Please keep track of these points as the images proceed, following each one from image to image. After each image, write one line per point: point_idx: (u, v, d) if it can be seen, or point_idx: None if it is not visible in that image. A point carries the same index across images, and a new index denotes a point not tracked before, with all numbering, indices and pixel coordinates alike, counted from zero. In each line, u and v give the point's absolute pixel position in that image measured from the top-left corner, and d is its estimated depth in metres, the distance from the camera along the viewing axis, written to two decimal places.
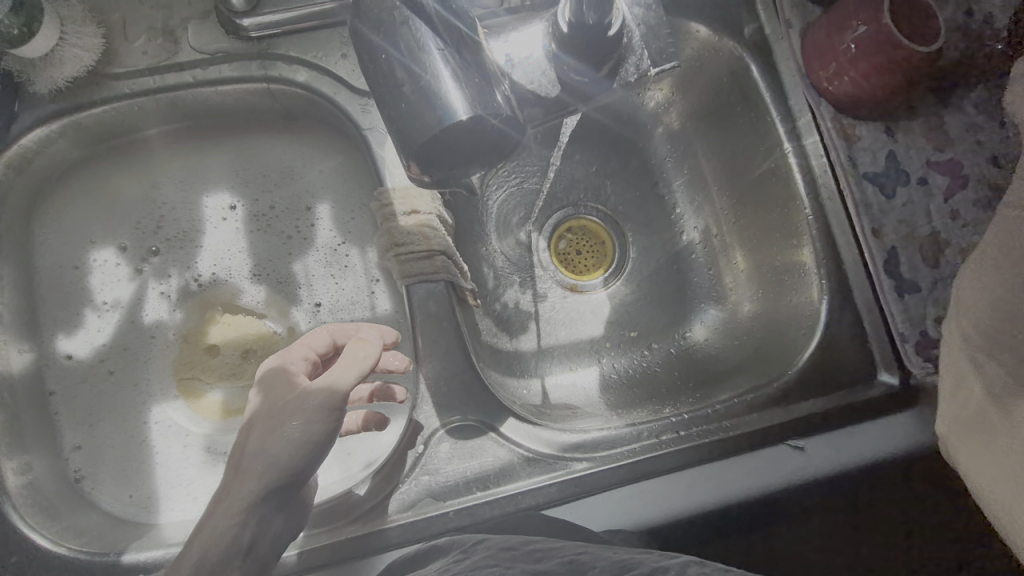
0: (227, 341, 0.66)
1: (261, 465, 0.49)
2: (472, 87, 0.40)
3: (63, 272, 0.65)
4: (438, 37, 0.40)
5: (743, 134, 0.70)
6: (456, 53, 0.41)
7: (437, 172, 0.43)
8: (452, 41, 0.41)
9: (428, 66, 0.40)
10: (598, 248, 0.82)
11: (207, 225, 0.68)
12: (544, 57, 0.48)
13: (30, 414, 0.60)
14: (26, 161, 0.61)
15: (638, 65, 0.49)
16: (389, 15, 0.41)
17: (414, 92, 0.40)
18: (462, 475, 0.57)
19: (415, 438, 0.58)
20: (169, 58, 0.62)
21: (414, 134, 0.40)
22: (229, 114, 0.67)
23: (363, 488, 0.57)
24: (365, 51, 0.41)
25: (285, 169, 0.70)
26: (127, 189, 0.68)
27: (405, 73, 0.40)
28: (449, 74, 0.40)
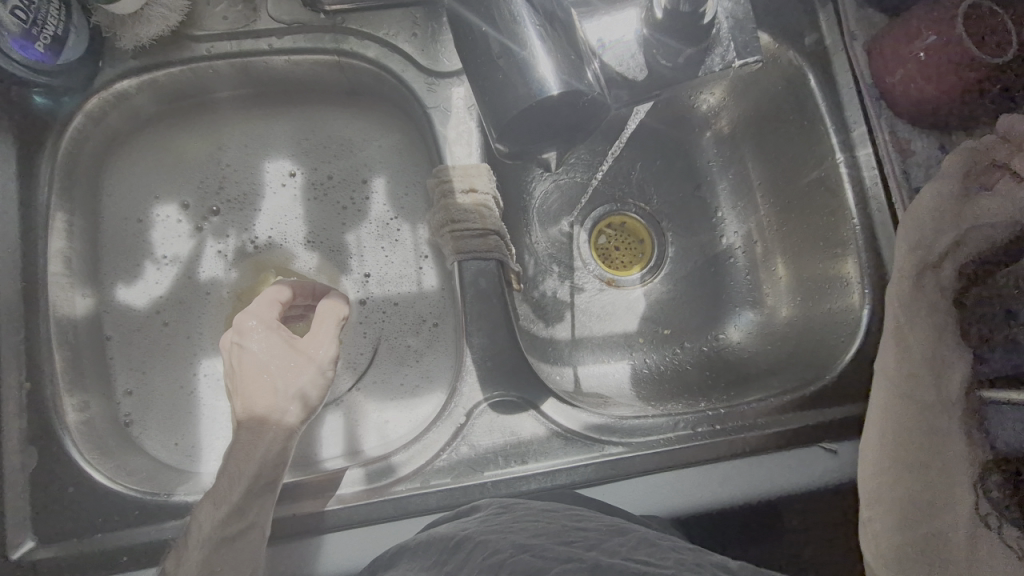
0: None
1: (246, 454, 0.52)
2: (566, 62, 0.42)
3: (128, 224, 0.68)
4: (534, 13, 0.42)
5: (794, 143, 0.72)
6: (550, 29, 0.42)
7: (514, 143, 0.44)
8: (548, 20, 0.43)
9: (523, 42, 0.42)
10: (637, 246, 0.85)
11: (267, 190, 0.71)
12: (634, 42, 0.50)
13: (89, 353, 0.63)
14: (104, 113, 0.64)
15: (723, 57, 0.50)
16: None
17: (504, 55, 0.42)
18: (500, 448, 0.59)
19: (458, 409, 0.60)
20: (248, 25, 0.64)
21: (503, 108, 0.42)
22: (296, 83, 0.69)
23: (398, 458, 0.59)
24: (464, 33, 0.43)
25: (344, 141, 0.72)
26: (193, 149, 0.70)
27: (500, 46, 0.42)
28: (543, 49, 0.41)
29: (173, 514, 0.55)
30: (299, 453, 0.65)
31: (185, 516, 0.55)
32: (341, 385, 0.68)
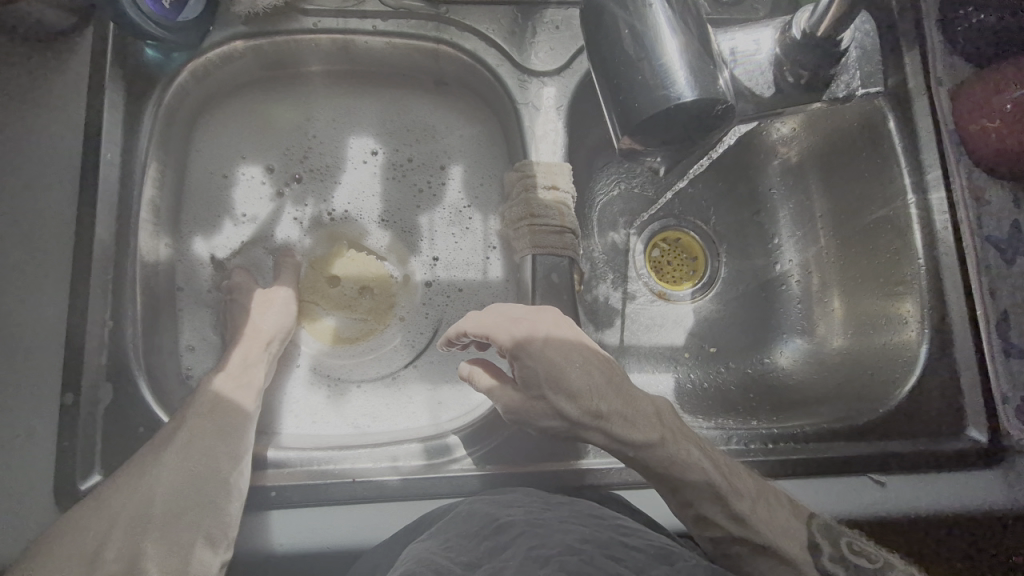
0: (348, 275, 0.71)
1: (218, 411, 0.58)
2: (701, 71, 0.43)
3: (213, 181, 0.70)
4: (677, 21, 0.43)
5: (862, 180, 0.74)
6: (691, 38, 0.43)
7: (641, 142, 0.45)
8: (688, 28, 0.43)
9: (664, 48, 0.43)
10: (690, 262, 0.87)
11: (349, 165, 0.72)
12: (766, 60, 0.55)
13: (164, 301, 0.65)
14: (208, 72, 0.66)
15: (848, 84, 0.55)
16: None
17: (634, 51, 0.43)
18: (559, 441, 0.60)
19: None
20: (356, 4, 0.66)
21: (637, 107, 0.43)
22: (390, 66, 0.71)
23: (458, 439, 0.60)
24: (605, 31, 0.44)
25: (428, 127, 0.74)
26: (283, 116, 0.72)
27: (639, 50, 0.43)
28: (683, 57, 0.42)
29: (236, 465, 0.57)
30: (355, 423, 0.66)
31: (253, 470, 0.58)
32: (398, 360, 0.69)
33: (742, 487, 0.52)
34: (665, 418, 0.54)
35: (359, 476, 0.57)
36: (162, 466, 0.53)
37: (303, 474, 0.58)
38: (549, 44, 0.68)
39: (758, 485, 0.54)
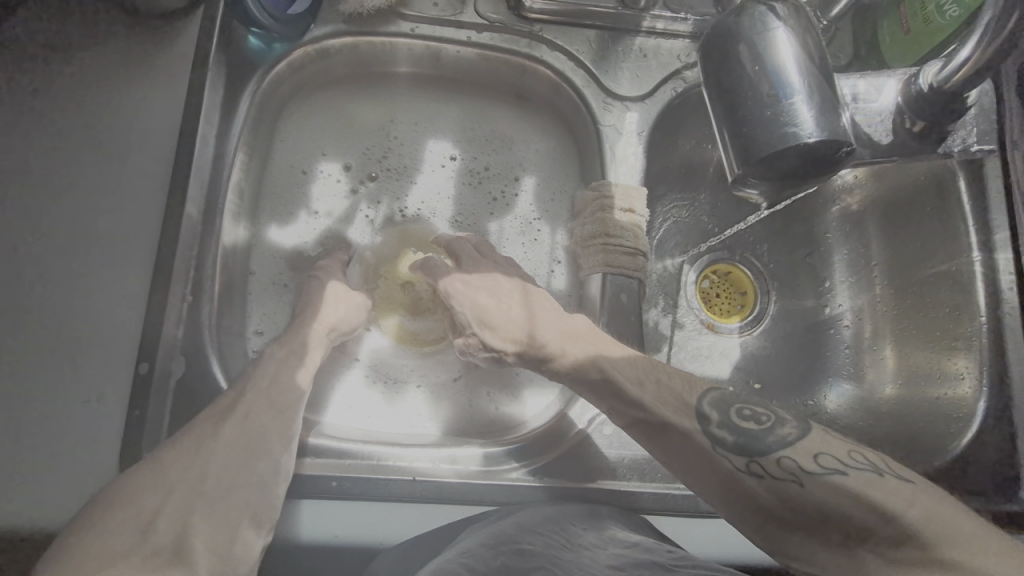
0: (421, 278, 0.71)
1: (271, 401, 0.57)
2: (822, 112, 0.44)
3: (292, 170, 0.71)
4: (803, 63, 0.45)
5: (927, 234, 0.75)
6: (816, 80, 0.44)
7: (756, 174, 0.47)
8: (813, 70, 0.45)
9: (791, 89, 0.44)
10: (739, 297, 0.87)
11: (425, 167, 0.74)
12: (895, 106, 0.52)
13: (235, 283, 0.66)
14: (303, 65, 0.68)
15: None
16: (766, 36, 0.45)
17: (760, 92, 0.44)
18: (619, 459, 0.61)
19: (576, 417, 0.63)
20: (454, 15, 0.68)
21: (758, 143, 0.44)
22: (476, 76, 0.73)
23: (518, 448, 0.61)
24: (731, 68, 0.46)
25: (505, 137, 0.75)
26: (367, 113, 0.73)
27: (766, 87, 0.44)
28: (807, 98, 0.44)
29: (297, 453, 0.59)
30: (408, 422, 0.67)
31: (305, 456, 0.59)
32: (460, 366, 0.69)
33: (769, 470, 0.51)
34: (580, 328, 0.62)
35: (420, 474, 0.58)
36: (212, 451, 0.53)
37: (364, 467, 0.59)
38: (635, 70, 0.69)
39: (671, 380, 0.59)
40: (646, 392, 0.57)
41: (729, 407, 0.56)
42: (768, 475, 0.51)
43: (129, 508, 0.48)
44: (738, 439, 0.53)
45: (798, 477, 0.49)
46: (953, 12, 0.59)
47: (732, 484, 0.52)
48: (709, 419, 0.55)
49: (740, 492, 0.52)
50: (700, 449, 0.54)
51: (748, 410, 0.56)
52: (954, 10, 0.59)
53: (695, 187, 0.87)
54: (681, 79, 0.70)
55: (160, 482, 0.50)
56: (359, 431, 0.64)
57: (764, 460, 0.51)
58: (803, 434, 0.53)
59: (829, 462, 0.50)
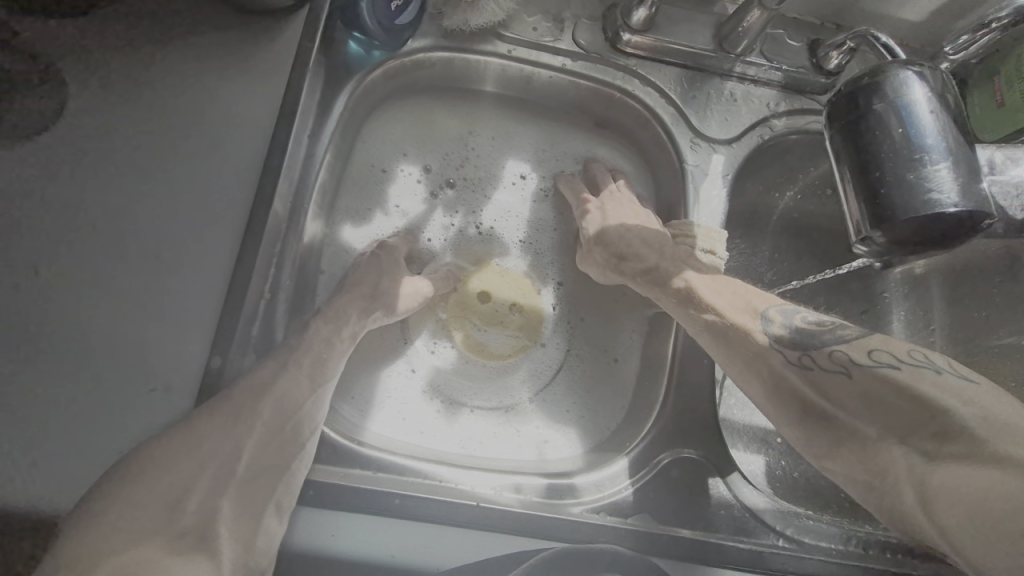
0: (497, 292, 0.71)
1: (309, 393, 0.55)
2: (966, 184, 0.42)
3: (372, 172, 0.71)
4: (949, 131, 0.43)
5: (994, 305, 0.73)
6: (958, 152, 0.42)
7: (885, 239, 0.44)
8: (955, 142, 0.43)
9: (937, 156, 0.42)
10: None
11: (502, 183, 0.74)
12: None
13: (304, 279, 0.66)
14: (397, 73, 0.69)
15: None
16: (915, 98, 0.43)
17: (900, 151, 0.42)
18: (675, 506, 0.59)
19: (638, 457, 0.62)
20: (552, 42, 0.68)
21: (898, 203, 0.42)
22: (561, 102, 0.73)
23: (580, 482, 0.60)
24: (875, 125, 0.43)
25: (583, 165, 0.76)
26: (451, 124, 0.74)
27: (910, 150, 0.42)
28: (952, 169, 0.42)
29: (349, 463, 0.58)
30: (465, 442, 0.66)
31: (354, 466, 0.58)
32: (523, 392, 0.69)
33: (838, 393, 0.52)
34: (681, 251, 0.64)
35: (485, 501, 0.57)
36: (246, 438, 0.50)
37: (425, 487, 0.57)
38: (724, 114, 0.69)
39: (747, 293, 0.60)
40: (721, 299, 0.60)
41: (793, 315, 0.57)
42: (818, 368, 0.53)
43: (157, 480, 0.46)
44: (794, 337, 0.55)
45: (847, 368, 0.52)
46: None
47: (781, 378, 0.55)
48: (774, 320, 0.57)
49: (788, 386, 0.55)
50: (758, 346, 0.56)
51: (812, 317, 0.57)
52: None
53: (758, 229, 0.84)
54: (769, 128, 0.70)
55: (192, 455, 0.48)
56: (416, 447, 0.64)
57: (816, 354, 0.54)
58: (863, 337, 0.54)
59: (879, 358, 0.51)
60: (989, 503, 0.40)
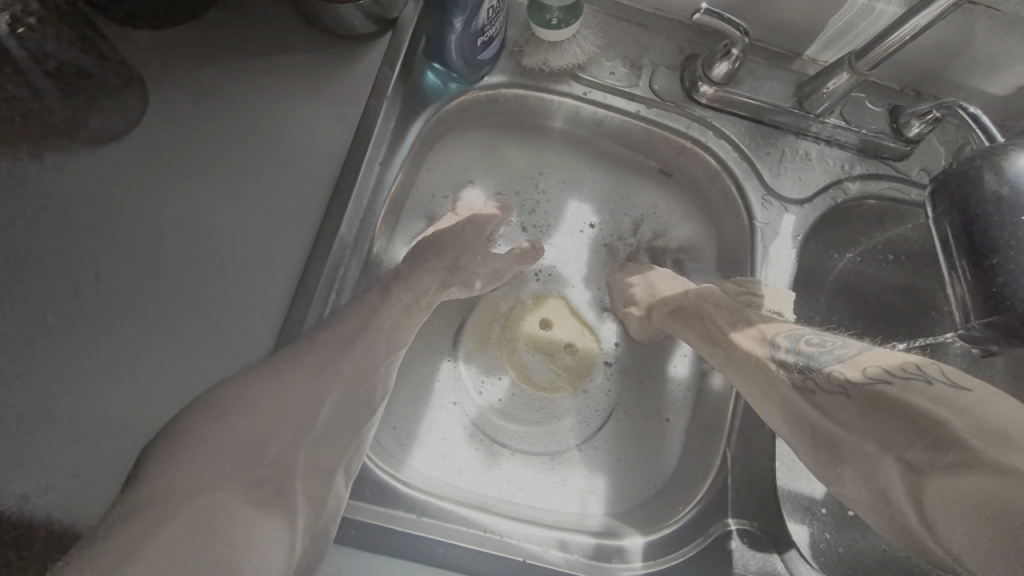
0: (557, 326, 0.70)
1: (384, 361, 0.56)
2: None
3: (435, 202, 0.71)
4: None
5: None
6: None
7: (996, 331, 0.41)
8: None
9: None
10: None
11: (565, 225, 0.74)
12: None
13: None
14: (470, 107, 0.69)
15: None
16: None
17: (1019, 239, 0.40)
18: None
19: (689, 526, 0.59)
20: (629, 87, 0.68)
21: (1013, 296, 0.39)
22: (630, 146, 0.73)
23: (630, 544, 0.58)
24: (990, 212, 0.41)
25: (647, 212, 0.75)
26: (519, 161, 0.74)
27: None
28: None
29: (393, 504, 0.55)
30: (504, 487, 0.63)
31: (398, 509, 0.55)
32: (568, 439, 0.67)
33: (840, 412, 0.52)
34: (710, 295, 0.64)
35: (531, 557, 0.55)
36: (325, 395, 0.51)
37: (471, 537, 0.55)
38: (798, 172, 0.68)
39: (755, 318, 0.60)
40: (735, 332, 0.60)
41: (799, 336, 0.57)
42: (820, 390, 0.54)
43: (241, 425, 0.46)
44: (802, 360, 0.55)
45: (844, 388, 0.52)
46: None
47: (790, 405, 0.55)
48: (780, 347, 0.57)
49: (799, 409, 0.55)
50: (766, 375, 0.56)
51: (815, 337, 0.56)
52: None
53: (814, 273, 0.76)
54: (842, 190, 0.68)
55: (274, 407, 0.48)
56: (457, 489, 0.61)
57: (817, 376, 0.54)
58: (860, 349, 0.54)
59: (875, 373, 0.51)
60: (995, 509, 0.42)
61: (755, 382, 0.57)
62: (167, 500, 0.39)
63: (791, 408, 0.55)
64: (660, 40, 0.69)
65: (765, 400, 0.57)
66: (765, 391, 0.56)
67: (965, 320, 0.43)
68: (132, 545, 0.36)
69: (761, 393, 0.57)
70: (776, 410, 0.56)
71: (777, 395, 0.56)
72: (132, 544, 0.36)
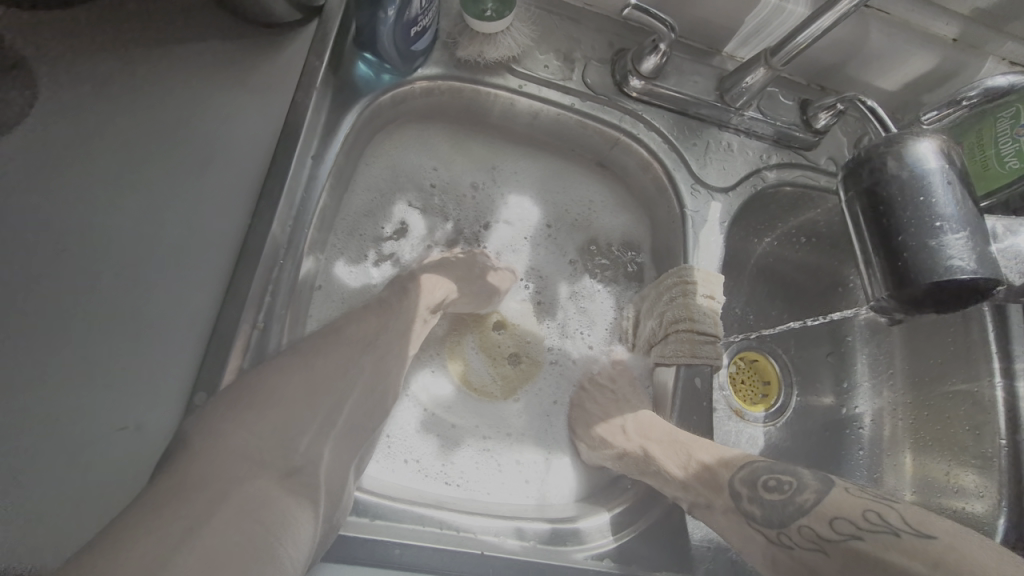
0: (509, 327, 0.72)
1: None
2: (982, 251, 0.42)
3: (373, 200, 0.70)
4: (962, 199, 0.44)
5: (950, 352, 0.74)
6: (972, 222, 0.44)
7: (901, 302, 0.45)
8: (969, 211, 0.44)
9: (952, 225, 0.43)
10: (761, 386, 0.86)
11: (502, 220, 0.75)
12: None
13: (296, 303, 0.62)
14: (404, 99, 0.67)
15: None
16: (932, 171, 0.45)
17: (918, 218, 0.44)
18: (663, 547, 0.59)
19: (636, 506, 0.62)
20: (562, 80, 0.69)
21: (915, 268, 0.43)
22: (566, 140, 0.74)
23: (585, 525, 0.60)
24: (892, 192, 0.45)
25: (584, 203, 0.77)
26: (454, 158, 0.74)
27: (927, 219, 0.43)
28: (965, 239, 0.43)
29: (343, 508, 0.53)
30: (457, 484, 0.63)
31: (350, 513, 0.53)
32: (517, 430, 0.67)
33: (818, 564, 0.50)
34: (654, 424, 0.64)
35: (489, 547, 0.54)
36: (347, 392, 0.53)
37: (428, 535, 0.54)
38: (722, 162, 0.72)
39: (688, 441, 0.61)
40: (688, 476, 0.58)
41: (756, 478, 0.55)
42: (796, 545, 0.51)
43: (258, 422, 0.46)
44: (768, 513, 0.53)
45: (820, 545, 0.50)
46: (1013, 165, 0.62)
47: (773, 555, 0.53)
48: (740, 496, 0.55)
49: (784, 563, 0.53)
50: (737, 523, 0.55)
51: (772, 479, 0.55)
52: (1014, 163, 0.62)
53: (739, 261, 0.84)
54: (761, 178, 0.73)
55: (300, 403, 0.49)
56: (411, 490, 0.60)
57: (787, 531, 0.52)
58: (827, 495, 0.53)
59: (847, 528, 0.49)
60: None
61: (722, 519, 0.57)
62: (210, 488, 0.41)
63: (775, 555, 0.53)
64: (591, 34, 0.71)
65: (745, 543, 0.55)
66: (742, 534, 0.55)
67: (874, 293, 0.46)
68: (186, 526, 0.38)
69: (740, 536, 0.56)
70: (759, 552, 0.54)
71: (756, 544, 0.54)
72: (182, 530, 0.37)
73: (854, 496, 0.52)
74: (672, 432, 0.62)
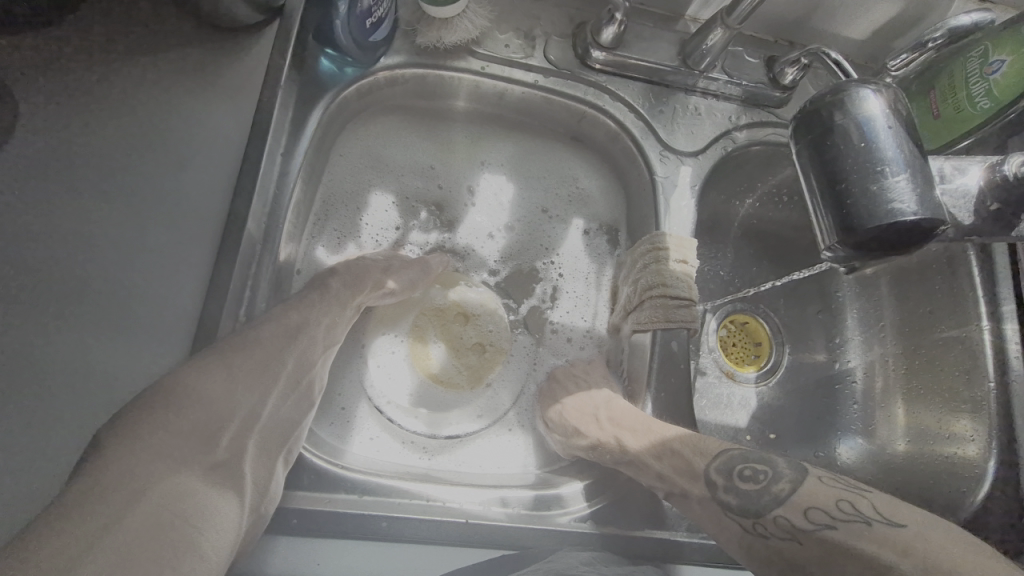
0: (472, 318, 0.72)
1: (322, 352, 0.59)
2: (925, 195, 0.43)
3: (348, 190, 0.72)
4: (907, 145, 0.44)
5: (936, 300, 0.74)
6: (917, 168, 0.44)
7: (850, 251, 0.45)
8: (913, 156, 0.44)
9: (896, 171, 0.43)
10: (752, 347, 0.86)
11: (477, 199, 0.76)
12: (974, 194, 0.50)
13: (278, 295, 0.64)
14: (370, 89, 0.69)
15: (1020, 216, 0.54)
16: (878, 119, 0.45)
17: (864, 165, 0.44)
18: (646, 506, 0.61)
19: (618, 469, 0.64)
20: (524, 58, 0.70)
21: (861, 215, 0.43)
22: (535, 116, 0.75)
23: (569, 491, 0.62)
24: (840, 141, 0.45)
25: (558, 177, 0.78)
26: (426, 142, 0.75)
27: (873, 165, 0.44)
28: (910, 183, 0.43)
29: (334, 487, 0.57)
30: (446, 459, 0.66)
31: (341, 491, 0.57)
32: (502, 405, 0.70)
33: (796, 553, 0.51)
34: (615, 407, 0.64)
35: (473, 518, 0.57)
36: (275, 383, 0.54)
37: (414, 508, 0.56)
38: (690, 126, 0.72)
39: (663, 429, 0.61)
40: (664, 468, 0.58)
41: (730, 467, 0.56)
42: (771, 536, 0.52)
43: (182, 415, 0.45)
44: (743, 502, 0.54)
45: (795, 534, 0.51)
46: (984, 104, 0.62)
47: (749, 547, 0.54)
48: (715, 485, 0.56)
49: (761, 555, 0.53)
50: (712, 509, 0.56)
51: (749, 469, 0.55)
52: (986, 103, 0.62)
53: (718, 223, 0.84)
54: (731, 140, 0.73)
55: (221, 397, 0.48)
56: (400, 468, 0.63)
57: (764, 521, 0.53)
58: (801, 484, 0.54)
59: (820, 517, 0.50)
60: None
61: (696, 507, 0.57)
62: (124, 490, 0.40)
63: (748, 545, 0.54)
64: (550, 9, 0.71)
65: (715, 530, 0.56)
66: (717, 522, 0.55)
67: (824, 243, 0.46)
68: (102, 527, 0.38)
69: (713, 524, 0.56)
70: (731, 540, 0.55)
71: (728, 534, 0.55)
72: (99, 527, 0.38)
73: (826, 485, 0.53)
74: (643, 420, 0.62)
